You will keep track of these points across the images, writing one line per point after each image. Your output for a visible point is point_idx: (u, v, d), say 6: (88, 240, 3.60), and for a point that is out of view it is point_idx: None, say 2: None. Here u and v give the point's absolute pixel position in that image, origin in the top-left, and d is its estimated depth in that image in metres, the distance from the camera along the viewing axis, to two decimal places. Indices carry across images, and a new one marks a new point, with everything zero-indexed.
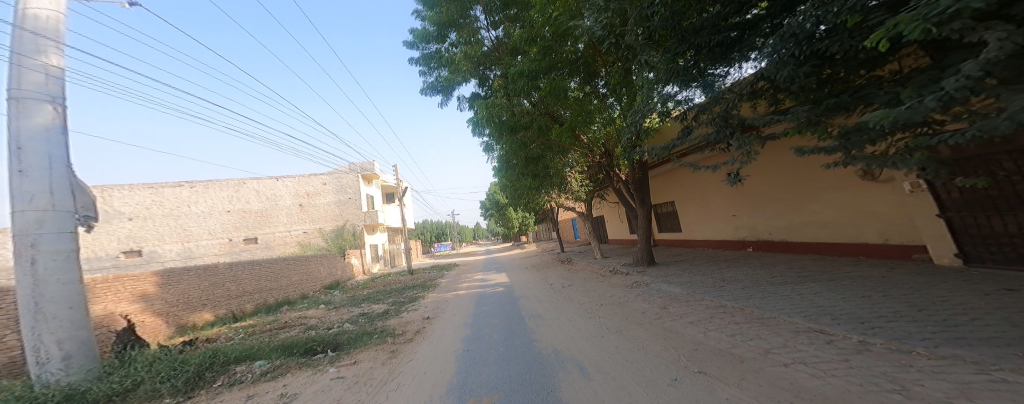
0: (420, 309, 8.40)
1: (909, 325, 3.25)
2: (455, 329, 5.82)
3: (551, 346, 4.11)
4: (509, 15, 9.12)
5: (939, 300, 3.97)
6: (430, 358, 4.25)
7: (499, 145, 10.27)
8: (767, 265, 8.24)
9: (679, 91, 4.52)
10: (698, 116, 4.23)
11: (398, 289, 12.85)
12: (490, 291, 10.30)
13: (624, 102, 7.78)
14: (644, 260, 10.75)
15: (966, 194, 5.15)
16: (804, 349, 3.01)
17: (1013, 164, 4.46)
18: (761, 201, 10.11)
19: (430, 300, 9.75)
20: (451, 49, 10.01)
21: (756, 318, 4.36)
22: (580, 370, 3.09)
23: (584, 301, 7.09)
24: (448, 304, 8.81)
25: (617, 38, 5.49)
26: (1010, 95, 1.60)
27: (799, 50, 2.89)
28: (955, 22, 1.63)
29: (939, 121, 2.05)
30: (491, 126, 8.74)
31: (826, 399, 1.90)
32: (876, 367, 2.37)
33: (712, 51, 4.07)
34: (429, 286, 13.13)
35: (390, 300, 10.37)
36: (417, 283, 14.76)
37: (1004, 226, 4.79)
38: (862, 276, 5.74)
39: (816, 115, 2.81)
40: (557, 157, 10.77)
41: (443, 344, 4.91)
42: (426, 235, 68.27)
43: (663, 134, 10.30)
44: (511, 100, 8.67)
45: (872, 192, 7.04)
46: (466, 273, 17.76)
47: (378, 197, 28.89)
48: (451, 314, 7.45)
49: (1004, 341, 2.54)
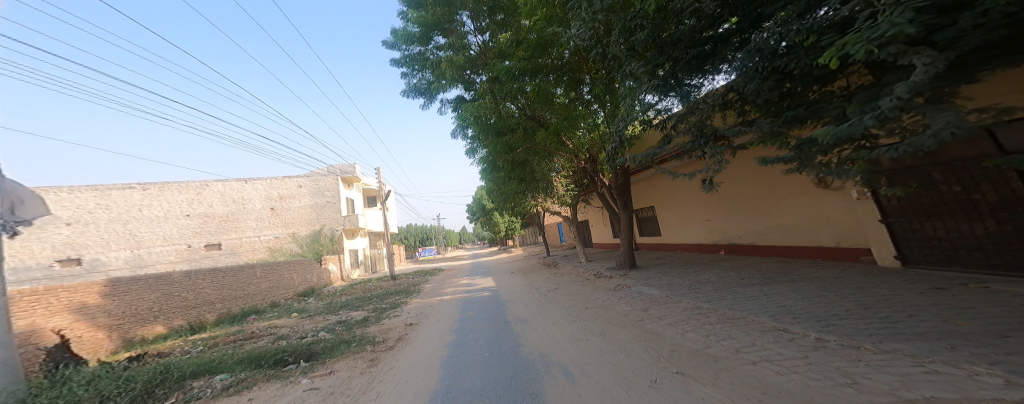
0: (403, 315, 8.21)
1: (860, 322, 3.48)
2: (440, 334, 5.78)
3: (537, 351, 4.10)
4: (496, 20, 9.28)
5: (883, 298, 4.30)
6: (412, 365, 4.15)
7: (485, 149, 10.28)
8: (738, 267, 8.64)
9: (659, 100, 4.71)
10: (676, 124, 4.38)
11: (379, 295, 12.51)
12: (476, 296, 10.18)
13: (608, 108, 7.94)
14: (627, 263, 10.99)
15: (902, 201, 5.67)
16: (769, 348, 3.16)
17: (941, 175, 5.10)
18: (732, 207, 10.57)
19: (412, 306, 9.52)
20: (436, 51, 10.00)
21: (727, 318, 4.54)
22: (564, 373, 3.11)
23: (569, 305, 7.14)
24: (432, 310, 8.62)
25: (601, 47, 5.68)
26: (932, 113, 1.79)
27: (763, 66, 3.08)
28: (891, 46, 1.80)
29: (876, 136, 2.24)
30: (477, 128, 8.76)
31: (790, 394, 2.02)
32: (831, 363, 2.53)
33: (689, 63, 4.23)
34: (411, 292, 12.86)
35: (370, 306, 10.08)
36: (401, 288, 14.38)
37: (934, 230, 5.36)
38: (819, 277, 6.13)
39: (777, 127, 3.00)
40: (543, 162, 10.95)
41: (427, 350, 4.83)
42: (408, 239, 67.24)
43: (645, 142, 10.75)
44: (498, 103, 8.75)
45: (825, 199, 7.57)
46: (452, 277, 17.52)
47: (359, 200, 28.10)
48: (436, 319, 7.33)
49: (937, 335, 2.78)
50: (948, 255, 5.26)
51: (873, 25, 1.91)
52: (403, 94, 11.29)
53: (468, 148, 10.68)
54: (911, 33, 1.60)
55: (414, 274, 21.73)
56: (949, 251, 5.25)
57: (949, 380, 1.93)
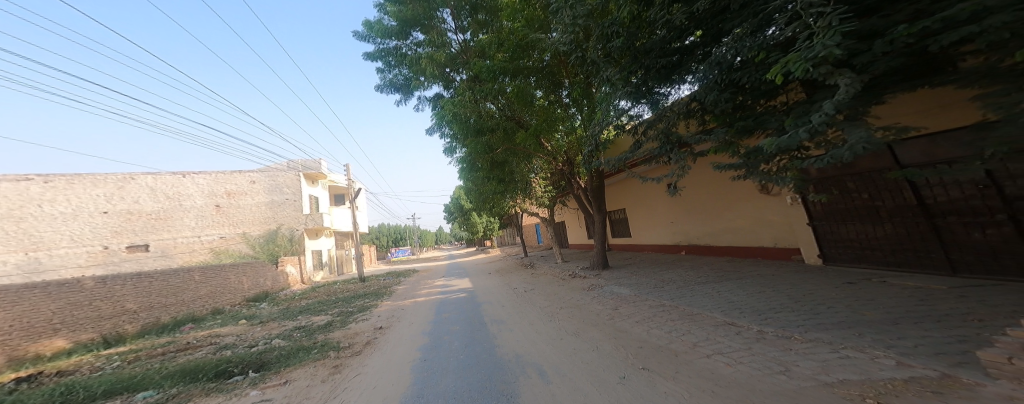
0: (372, 318, 7.82)
1: (791, 314, 3.89)
2: (413, 337, 5.60)
3: (513, 351, 4.08)
4: (477, 20, 9.13)
5: (810, 292, 4.84)
6: (381, 370, 3.97)
7: (464, 148, 10.03)
8: (696, 266, 9.26)
9: (632, 106, 4.90)
10: (646, 131, 4.58)
11: (347, 298, 11.86)
12: (452, 297, 9.96)
13: (585, 112, 8.11)
14: (600, 264, 11.30)
15: (824, 207, 6.53)
16: (720, 341, 3.42)
17: (853, 184, 5.93)
18: (692, 210, 11.32)
19: (383, 309, 9.11)
20: (414, 48, 9.79)
21: (686, 315, 4.84)
22: (540, 373, 3.13)
23: (545, 305, 7.22)
24: (405, 312, 8.31)
25: (580, 51, 5.80)
26: (851, 128, 2.04)
27: (722, 78, 3.31)
28: (823, 66, 2.02)
29: (808, 147, 2.51)
30: (457, 126, 8.47)
31: (738, 384, 2.23)
32: (769, 352, 2.79)
33: (659, 72, 4.44)
34: (382, 294, 12.29)
35: (335, 310, 9.51)
36: (371, 290, 13.72)
37: (849, 232, 6.19)
38: (761, 274, 6.76)
39: (731, 136, 3.25)
40: (522, 163, 10.93)
41: (399, 353, 4.65)
42: (380, 240, 64.67)
43: (618, 147, 11.20)
44: (478, 103, 8.60)
45: (766, 203, 8.36)
46: (427, 278, 17.08)
47: (325, 198, 26.59)
48: (409, 322, 7.07)
49: (850, 324, 3.18)
50: (859, 253, 6.08)
51: (810, 46, 2.12)
52: (376, 88, 11.04)
53: (446, 146, 10.40)
54: (838, 55, 1.81)
55: (385, 276, 20.80)
56: (859, 250, 6.06)
57: (860, 366, 2.21)
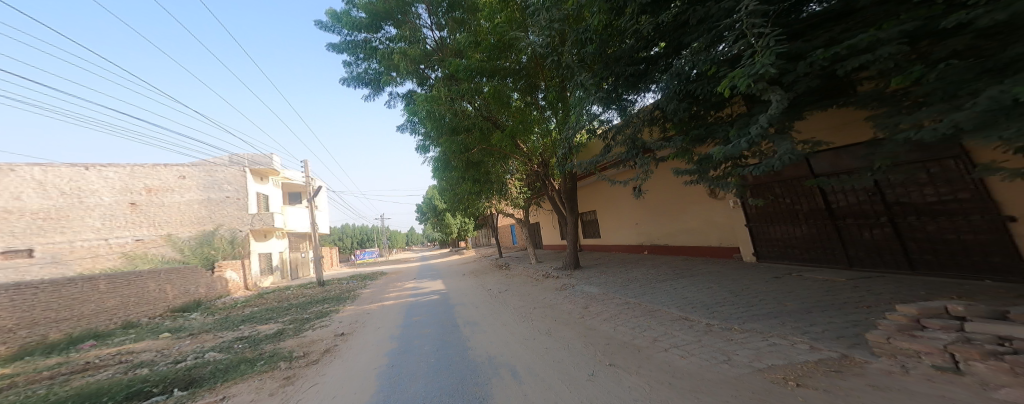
0: (333, 325, 7.25)
1: (732, 307, 4.31)
2: (378, 342, 5.27)
3: (485, 353, 4.01)
4: (454, 18, 8.94)
5: (748, 286, 5.40)
6: (341, 378, 3.70)
7: (438, 148, 9.63)
8: (656, 265, 9.86)
9: (603, 112, 5.05)
10: (615, 136, 4.77)
11: (303, 304, 10.88)
12: (423, 300, 9.55)
13: (560, 115, 8.21)
14: (571, 264, 11.55)
15: (757, 210, 7.36)
16: (676, 334, 3.66)
17: (779, 190, 6.77)
18: (653, 212, 12.05)
19: (345, 314, 8.48)
20: (386, 42, 9.40)
21: (648, 311, 5.12)
22: (512, 374, 3.11)
23: (519, 305, 7.22)
24: (371, 317, 7.83)
25: (556, 54, 5.86)
26: (780, 140, 2.30)
27: (681, 89, 3.53)
28: (760, 83, 2.24)
29: (749, 156, 2.77)
30: (430, 125, 8.18)
31: (691, 375, 2.43)
32: (715, 343, 3.06)
33: (628, 79, 4.61)
34: (345, 298, 11.46)
35: (288, 317, 8.66)
36: (331, 295, 12.71)
37: (776, 232, 7.04)
38: (710, 271, 7.39)
39: (688, 144, 3.49)
40: (497, 164, 10.74)
41: (362, 361, 4.34)
42: (343, 241, 60.53)
43: (589, 150, 11.60)
44: (454, 102, 8.40)
45: (714, 206, 9.18)
46: (395, 281, 16.32)
47: (277, 196, 24.32)
48: (374, 327, 6.66)
49: (778, 315, 3.59)
50: (783, 252, 6.94)
51: (752, 64, 2.35)
52: (342, 84, 10.45)
53: (419, 145, 9.96)
54: (773, 74, 2.03)
55: (349, 279, 19.40)
56: (784, 249, 6.91)
57: (784, 351, 2.53)
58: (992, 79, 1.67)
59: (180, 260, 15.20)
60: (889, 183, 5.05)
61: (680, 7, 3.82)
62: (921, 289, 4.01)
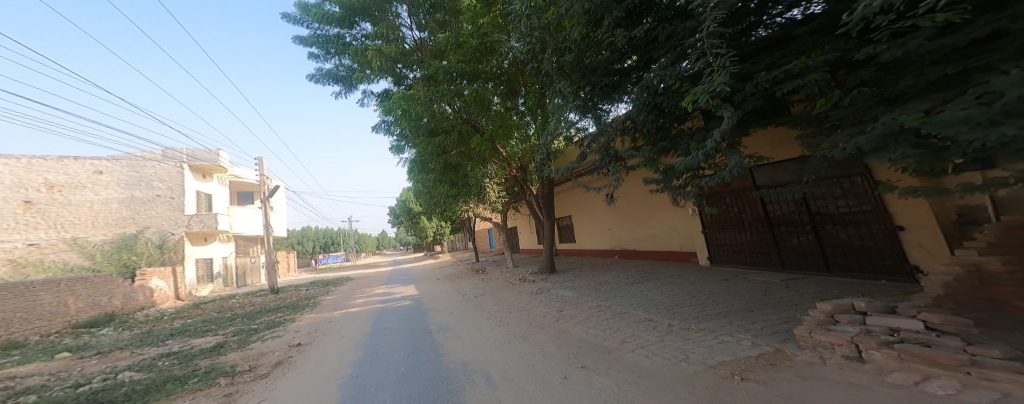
0: (287, 335, 6.73)
1: (690, 307, 4.59)
2: (342, 352, 4.96)
3: (459, 359, 3.93)
4: (436, 18, 8.83)
5: (705, 288, 5.78)
6: (299, 392, 3.44)
7: (414, 148, 9.38)
8: (626, 268, 10.23)
9: (580, 119, 5.20)
10: (590, 144, 4.91)
11: (249, 314, 9.99)
12: (394, 306, 9.17)
13: (539, 121, 8.33)
14: (547, 268, 11.64)
15: (709, 217, 7.93)
16: (642, 335, 3.83)
17: (728, 199, 7.36)
18: (623, 218, 12.52)
19: (303, 323, 7.93)
20: (361, 39, 9.10)
21: (618, 313, 5.29)
22: (486, 380, 3.07)
23: (494, 309, 7.18)
24: (333, 325, 7.38)
25: (535, 61, 5.92)
26: (731, 154, 2.50)
27: (651, 101, 3.72)
28: (716, 100, 2.43)
29: (707, 168, 2.98)
30: (407, 126, 7.99)
31: (655, 374, 2.55)
32: (676, 343, 3.24)
33: (603, 89, 4.78)
34: (303, 307, 10.69)
35: (230, 329, 7.93)
36: (285, 303, 11.72)
37: (726, 238, 7.61)
38: (674, 274, 7.81)
39: (655, 154, 3.68)
40: (476, 167, 10.50)
41: (323, 372, 4.09)
42: (303, 245, 56.61)
43: (566, 157, 11.83)
44: (433, 103, 8.23)
45: (675, 214, 9.73)
46: (362, 286, 15.60)
47: (223, 196, 21.99)
48: (336, 335, 6.28)
49: (727, 315, 3.89)
50: (732, 256, 7.52)
51: (710, 82, 2.53)
52: (311, 81, 9.90)
53: (394, 146, 9.66)
54: (726, 93, 2.21)
55: (309, 285, 18.15)
56: (733, 253, 7.48)
57: (732, 348, 2.87)
58: (886, 109, 1.98)
59: (91, 267, 13.09)
60: (813, 195, 5.71)
61: (651, 24, 4.05)
62: (835, 289, 4.57)
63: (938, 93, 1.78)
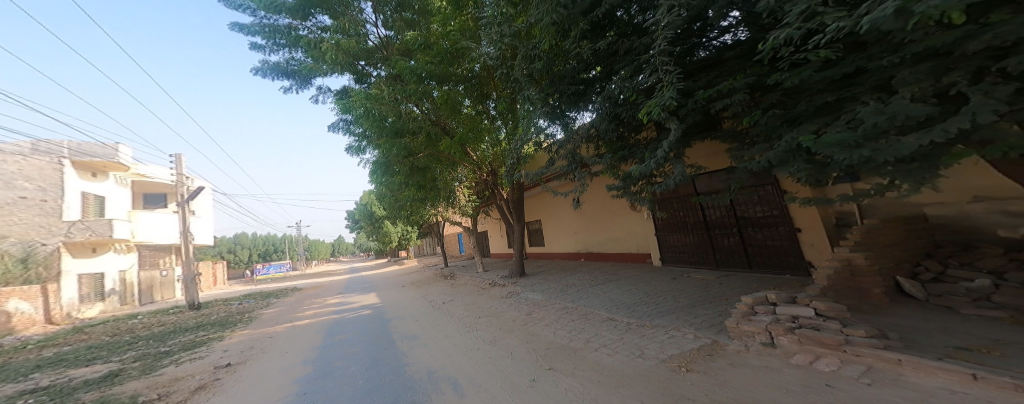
0: (213, 355, 6.10)
1: (646, 305, 4.88)
2: (284, 370, 4.57)
3: (425, 367, 3.82)
4: (404, 17, 8.63)
5: (661, 286, 6.16)
6: None
7: (376, 149, 9.04)
8: (590, 270, 10.59)
9: (548, 125, 5.34)
10: (557, 150, 5.06)
11: (164, 334, 8.76)
12: (351, 316, 8.70)
13: (510, 126, 8.37)
14: (517, 272, 11.71)
15: (660, 220, 8.49)
16: (604, 334, 4.00)
17: (675, 204, 7.94)
18: (588, 222, 12.95)
19: (234, 341, 7.19)
20: (319, 32, 8.70)
21: (583, 314, 5.47)
22: (454, 387, 3.02)
23: (463, 315, 7.07)
24: (271, 341, 6.80)
25: (505, 68, 5.96)
26: (677, 163, 2.72)
27: (613, 111, 3.92)
28: (664, 113, 2.63)
29: (661, 175, 3.21)
30: (367, 124, 7.71)
31: (616, 371, 2.68)
32: (635, 341, 3.43)
33: (570, 97, 4.95)
34: (232, 323, 9.59)
35: (133, 354, 6.79)
36: (216, 320, 10.38)
37: (674, 240, 8.17)
38: (634, 274, 8.23)
39: (616, 161, 3.89)
40: (445, 170, 10.30)
41: (260, 392, 3.77)
42: (248, 254, 51.46)
43: (535, 162, 12.03)
44: (399, 102, 8.04)
45: (634, 218, 10.28)
46: (315, 297, 14.57)
47: (121, 199, 18.23)
48: (279, 352, 5.80)
49: (674, 311, 4.21)
50: (678, 256, 8.09)
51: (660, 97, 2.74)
52: (252, 72, 9.17)
53: (352, 147, 9.24)
54: (672, 107, 2.41)
55: (249, 299, 16.47)
56: (679, 253, 8.05)
57: (678, 342, 3.21)
58: (785, 129, 2.34)
59: None
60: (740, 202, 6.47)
61: (613, 38, 4.28)
62: (765, 283, 5.14)
63: (823, 117, 2.15)
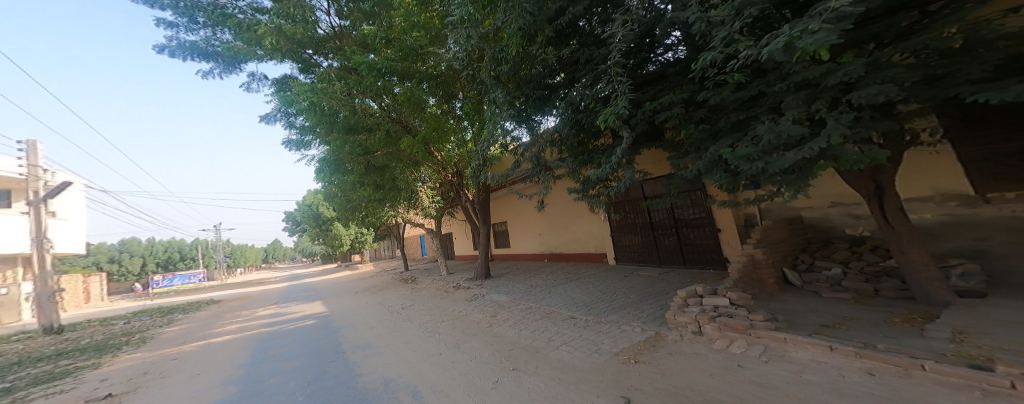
0: (92, 385, 5.10)
1: (601, 302, 5.13)
2: (201, 394, 4.03)
3: (380, 377, 3.64)
4: (361, 8, 8.21)
5: (616, 284, 6.51)
6: None
7: (325, 145, 8.47)
8: (553, 271, 10.85)
9: (514, 128, 5.38)
10: (522, 152, 5.12)
11: (30, 362, 7.20)
12: (296, 326, 8.02)
13: (476, 127, 8.23)
14: (481, 274, 11.64)
15: (613, 220, 9.01)
16: (563, 332, 4.14)
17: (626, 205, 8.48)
18: (551, 224, 13.25)
19: (122, 367, 6.07)
20: (255, 14, 7.99)
21: (545, 313, 5.60)
22: (413, 395, 2.91)
23: (425, 320, 6.85)
24: (183, 362, 5.95)
25: (471, 69, 5.86)
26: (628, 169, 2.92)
27: (574, 117, 4.08)
28: (618, 121, 2.79)
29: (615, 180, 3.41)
30: (314, 117, 7.20)
31: (575, 368, 2.78)
32: (592, 336, 3.60)
33: (535, 102, 5.05)
34: (113, 347, 8.10)
35: None
36: (110, 342, 8.80)
37: (625, 240, 8.69)
38: (593, 274, 8.58)
39: (576, 165, 4.04)
40: (407, 170, 9.94)
41: None
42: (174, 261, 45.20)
43: (501, 164, 12.07)
44: (352, 96, 7.69)
45: (592, 219, 10.75)
46: (253, 307, 13.20)
47: None
48: (189, 375, 5.08)
49: (625, 306, 4.51)
50: (627, 253, 8.64)
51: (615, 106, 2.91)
52: (156, 49, 8.12)
53: (296, 141, 8.56)
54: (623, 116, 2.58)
55: (169, 313, 14.41)
56: (628, 251, 8.60)
57: (629, 335, 3.44)
58: (709, 140, 2.64)
59: None
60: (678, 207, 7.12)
61: (575, 47, 4.45)
62: (698, 277, 5.71)
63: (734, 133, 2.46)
